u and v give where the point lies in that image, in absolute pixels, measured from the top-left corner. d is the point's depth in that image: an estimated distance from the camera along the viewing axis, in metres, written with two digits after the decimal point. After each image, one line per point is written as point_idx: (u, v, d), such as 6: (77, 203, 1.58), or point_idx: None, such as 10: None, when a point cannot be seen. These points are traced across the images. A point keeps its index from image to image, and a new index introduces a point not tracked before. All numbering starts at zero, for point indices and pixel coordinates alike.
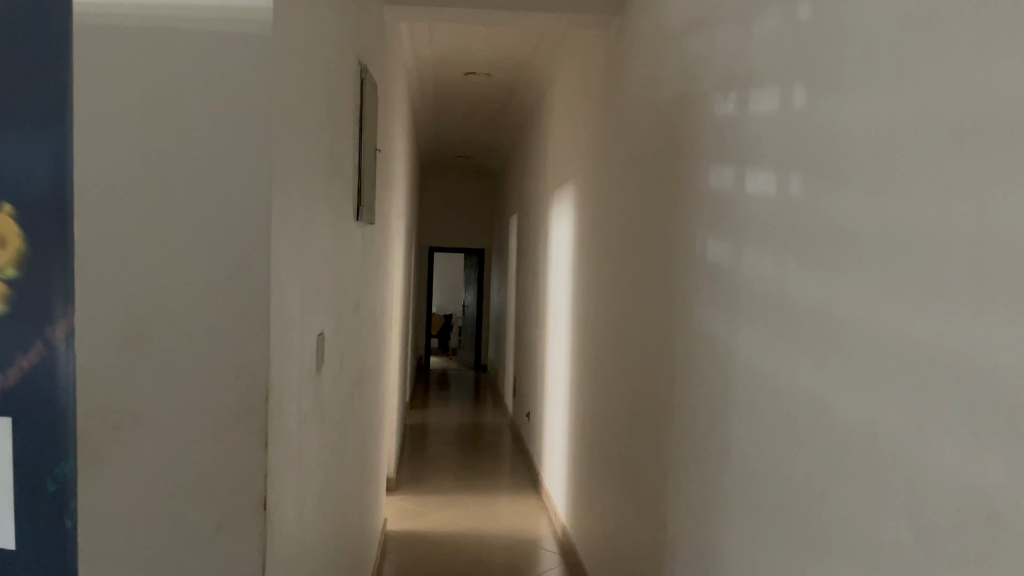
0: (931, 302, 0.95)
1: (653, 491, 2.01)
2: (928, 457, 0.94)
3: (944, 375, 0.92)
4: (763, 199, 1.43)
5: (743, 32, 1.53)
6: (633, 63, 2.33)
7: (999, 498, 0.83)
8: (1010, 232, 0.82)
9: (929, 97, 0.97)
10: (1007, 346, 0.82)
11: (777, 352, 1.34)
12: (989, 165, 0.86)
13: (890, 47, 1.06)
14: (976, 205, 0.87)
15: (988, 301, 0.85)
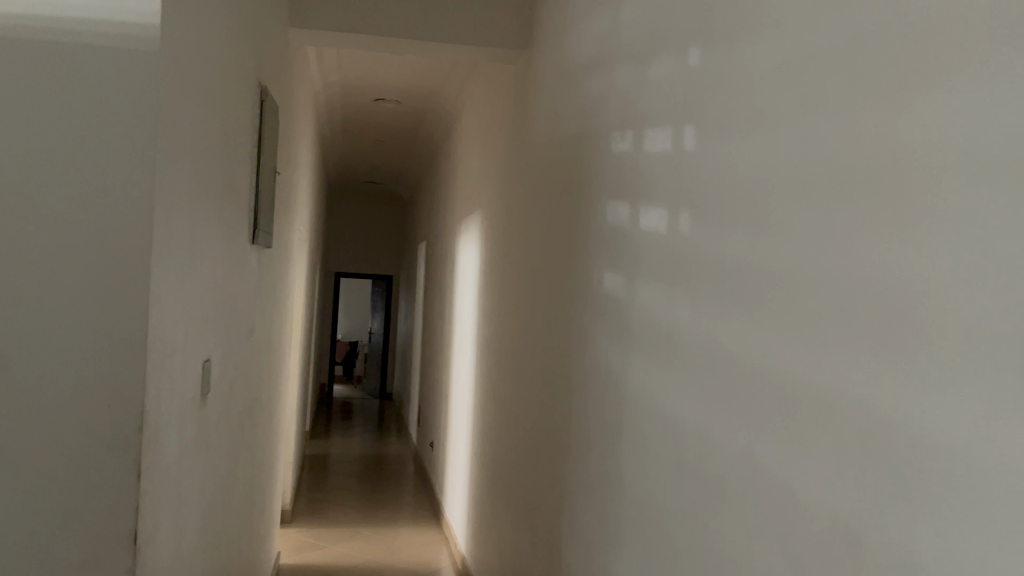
0: (803, 335, 1.00)
1: (548, 521, 2.02)
2: (800, 486, 0.99)
3: (815, 406, 0.97)
4: (655, 236, 1.47)
5: (639, 75, 1.59)
6: (537, 98, 2.38)
7: (862, 524, 0.87)
8: (873, 272, 0.88)
9: (805, 144, 1.03)
10: (873, 380, 0.87)
11: (666, 383, 1.38)
12: (857, 207, 0.91)
13: (771, 93, 1.12)
14: (843, 247, 0.93)
15: (852, 337, 0.91)
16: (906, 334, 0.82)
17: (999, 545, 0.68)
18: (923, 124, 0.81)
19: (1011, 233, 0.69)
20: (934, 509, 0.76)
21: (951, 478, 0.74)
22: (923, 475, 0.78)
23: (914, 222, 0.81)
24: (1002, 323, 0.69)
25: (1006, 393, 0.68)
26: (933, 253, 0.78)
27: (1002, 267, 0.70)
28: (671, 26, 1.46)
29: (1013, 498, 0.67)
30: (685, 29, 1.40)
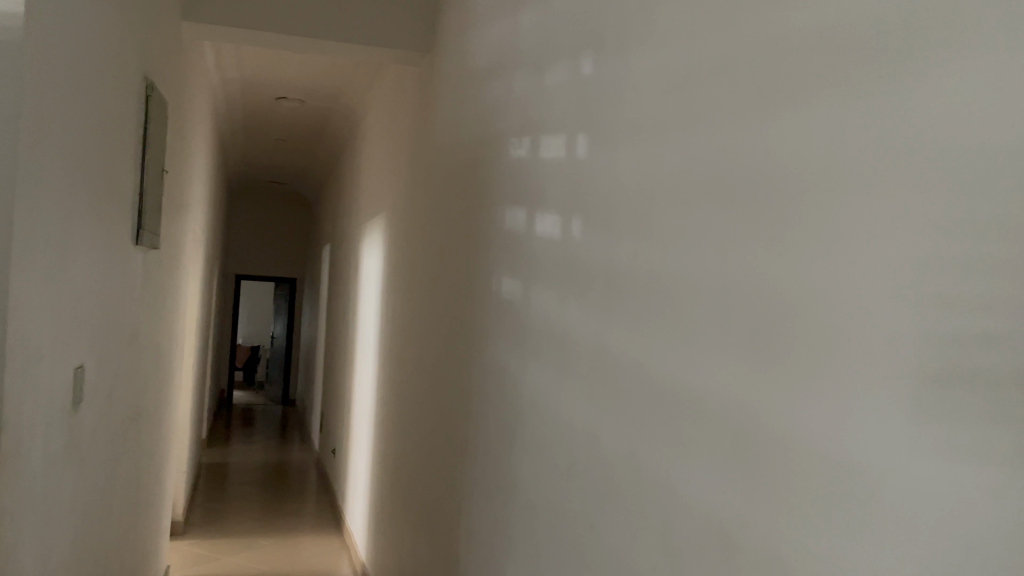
0: (686, 341, 1.03)
1: (447, 525, 2.01)
2: (679, 485, 1.01)
3: (696, 410, 1.00)
4: (549, 241, 1.49)
5: (536, 82, 1.61)
6: (440, 102, 2.37)
7: (733, 521, 0.90)
8: (746, 279, 0.92)
9: (688, 154, 1.06)
10: (745, 382, 0.90)
11: (558, 386, 1.40)
12: (736, 217, 0.95)
13: (657, 104, 1.15)
14: (720, 255, 0.97)
15: (726, 341, 0.95)
16: (777, 340, 0.85)
17: (860, 541, 0.71)
18: (792, 138, 0.85)
19: (867, 243, 0.73)
20: (798, 506, 0.80)
21: (817, 479, 0.78)
22: (790, 474, 0.82)
23: (786, 231, 0.85)
24: (861, 330, 0.73)
25: (866, 395, 0.72)
26: (802, 262, 0.82)
27: (861, 276, 0.73)
28: (566, 34, 1.48)
29: (870, 496, 0.71)
30: (579, 38, 1.42)
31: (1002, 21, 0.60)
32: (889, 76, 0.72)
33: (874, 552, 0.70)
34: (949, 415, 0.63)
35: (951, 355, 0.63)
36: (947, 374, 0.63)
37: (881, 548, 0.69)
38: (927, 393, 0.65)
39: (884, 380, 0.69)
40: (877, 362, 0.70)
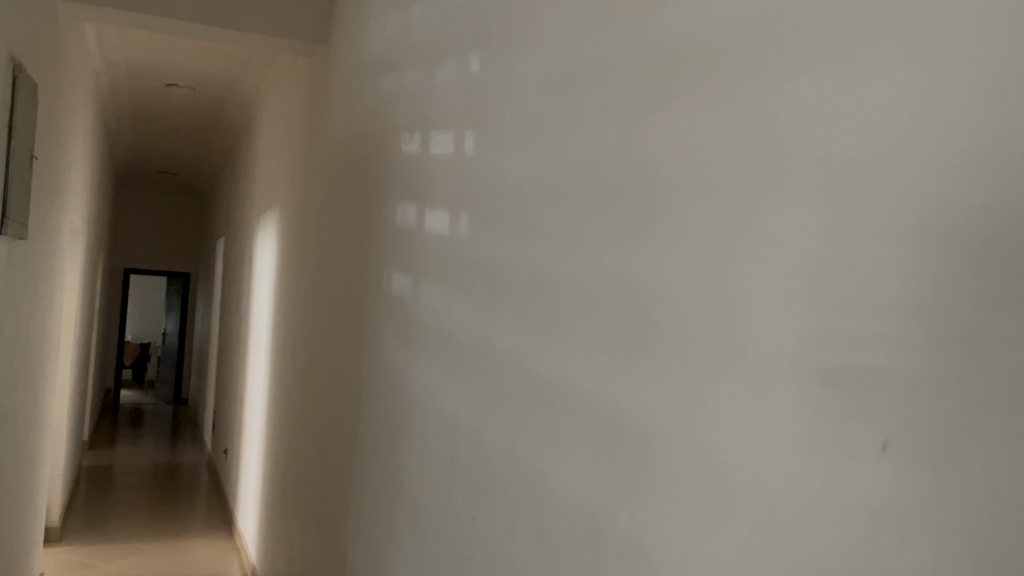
0: (563, 337, 1.05)
1: (336, 523, 1.99)
2: (553, 479, 1.04)
3: (571, 405, 1.02)
4: (437, 237, 1.50)
5: (427, 78, 1.60)
6: (334, 95, 2.34)
7: (601, 512, 0.93)
8: (617, 276, 0.95)
9: (566, 154, 1.09)
10: (613, 378, 0.93)
11: (444, 382, 1.40)
12: (612, 217, 0.97)
13: (539, 104, 1.17)
14: (594, 253, 1.00)
15: (598, 336, 0.98)
16: (645, 336, 0.88)
17: (712, 529, 0.75)
18: (660, 143, 0.89)
19: (721, 245, 0.77)
20: (659, 496, 0.83)
21: (676, 469, 0.81)
22: (651, 465, 0.85)
23: (657, 232, 0.88)
24: (719, 327, 0.76)
25: (723, 389, 0.75)
26: (671, 261, 0.85)
27: (718, 277, 0.77)
28: (455, 31, 1.48)
29: (722, 485, 0.74)
30: (468, 35, 1.43)
31: (844, 35, 0.65)
32: (743, 87, 0.76)
33: (725, 539, 0.73)
34: (793, 407, 0.67)
35: (793, 349, 0.67)
36: (791, 368, 0.67)
37: (732, 535, 0.72)
38: (774, 386, 0.69)
39: (736, 375, 0.73)
40: (733, 356, 0.74)
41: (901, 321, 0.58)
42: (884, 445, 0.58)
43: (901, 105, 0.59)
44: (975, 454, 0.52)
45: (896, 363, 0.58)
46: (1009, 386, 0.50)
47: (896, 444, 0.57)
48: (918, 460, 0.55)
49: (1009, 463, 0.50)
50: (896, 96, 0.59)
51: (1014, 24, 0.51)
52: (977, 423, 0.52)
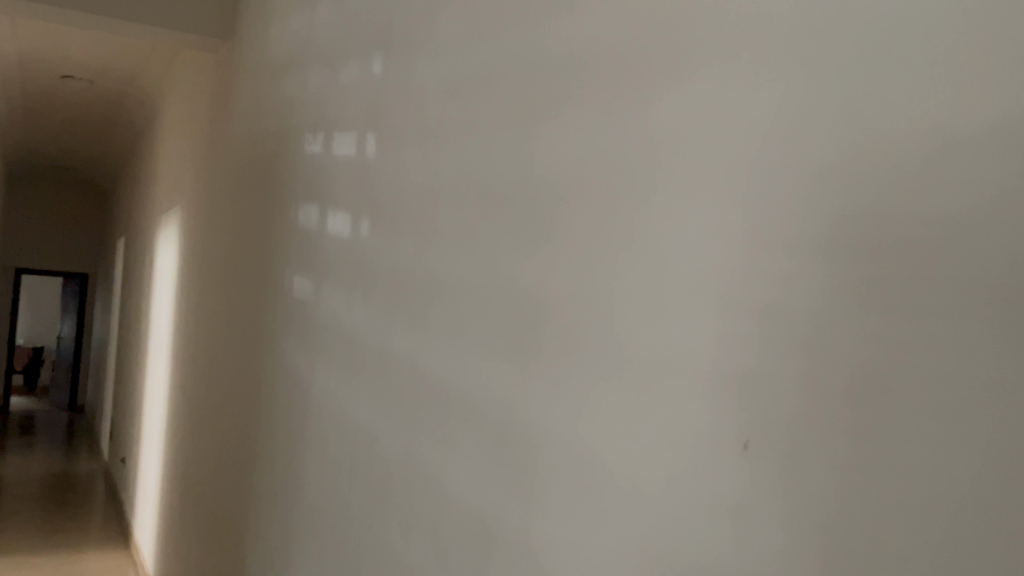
0: (459, 340, 1.06)
1: (234, 531, 1.94)
2: (447, 482, 1.04)
3: (464, 408, 1.02)
4: (338, 240, 1.48)
5: (330, 79, 1.59)
6: (238, 92, 2.28)
7: (491, 514, 0.94)
8: (509, 282, 0.96)
9: (463, 159, 1.10)
10: (504, 381, 0.95)
11: (343, 387, 1.39)
12: (507, 222, 0.99)
13: (438, 109, 1.18)
14: (489, 258, 1.01)
15: (490, 340, 0.99)
16: (535, 341, 0.90)
17: (592, 527, 0.77)
18: (551, 151, 0.91)
19: (606, 251, 0.79)
20: (544, 497, 0.84)
21: (560, 470, 0.82)
22: (537, 466, 0.86)
23: (548, 238, 0.90)
24: (602, 332, 0.78)
25: (604, 390, 0.78)
26: (560, 267, 0.87)
27: (602, 283, 0.79)
28: (359, 32, 1.47)
29: (601, 485, 0.76)
30: (371, 37, 1.42)
31: (716, 51, 0.67)
32: (627, 100, 0.79)
33: (604, 538, 0.75)
34: (666, 408, 0.69)
35: (669, 353, 0.70)
36: (664, 371, 0.70)
37: (610, 532, 0.74)
38: (650, 388, 0.71)
39: (616, 378, 0.76)
40: (616, 359, 0.76)
41: (761, 327, 0.61)
42: (746, 444, 0.61)
43: (765, 121, 0.62)
44: (824, 452, 0.55)
45: (758, 366, 0.61)
46: (852, 387, 0.53)
47: (757, 444, 0.60)
48: (774, 457, 0.59)
49: (852, 461, 0.53)
50: (759, 115, 0.62)
51: (861, 47, 0.55)
52: (826, 422, 0.55)
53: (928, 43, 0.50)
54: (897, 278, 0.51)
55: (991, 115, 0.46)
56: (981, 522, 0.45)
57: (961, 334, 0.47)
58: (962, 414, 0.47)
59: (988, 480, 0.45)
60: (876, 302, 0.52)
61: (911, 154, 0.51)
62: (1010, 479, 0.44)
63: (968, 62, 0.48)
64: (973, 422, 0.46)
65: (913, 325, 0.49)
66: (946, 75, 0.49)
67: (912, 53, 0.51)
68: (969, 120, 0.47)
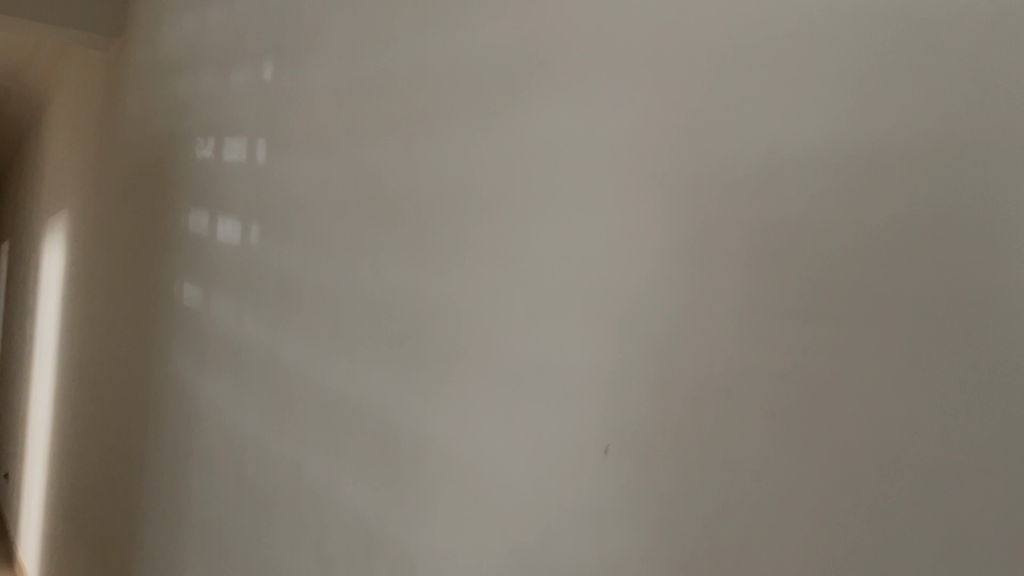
0: (341, 347, 1.05)
1: (121, 550, 1.86)
2: (330, 493, 1.02)
3: (344, 414, 1.02)
4: (228, 248, 1.45)
5: (221, 83, 1.55)
6: (128, 93, 2.20)
7: (371, 525, 0.93)
8: (391, 290, 0.96)
9: (350, 168, 1.09)
10: (384, 389, 0.94)
11: (232, 397, 1.35)
12: (388, 230, 0.99)
13: (328, 116, 1.17)
14: (372, 265, 1.01)
15: (372, 348, 0.98)
16: (412, 348, 0.90)
17: (462, 533, 0.78)
18: (432, 160, 0.91)
19: (484, 261, 0.81)
20: (420, 507, 0.84)
21: (435, 478, 0.82)
22: (413, 475, 0.86)
23: (425, 246, 0.91)
24: (479, 340, 0.80)
25: (478, 398, 0.78)
26: (438, 276, 0.88)
27: (479, 292, 0.81)
28: (250, 37, 1.45)
29: (475, 493, 0.77)
30: (262, 42, 1.40)
31: (586, 67, 0.70)
32: (506, 112, 0.80)
33: (478, 546, 0.75)
34: (533, 415, 0.71)
35: (541, 361, 0.71)
36: (533, 378, 0.72)
37: (483, 539, 0.75)
38: (524, 395, 0.73)
39: (491, 386, 0.77)
40: (488, 367, 0.78)
41: (625, 336, 0.63)
42: (606, 448, 0.64)
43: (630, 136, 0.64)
44: (679, 455, 0.58)
45: (619, 371, 0.63)
46: (700, 392, 0.56)
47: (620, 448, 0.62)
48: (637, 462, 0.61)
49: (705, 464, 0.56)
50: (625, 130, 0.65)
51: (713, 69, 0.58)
52: (678, 426, 0.58)
53: (769, 68, 0.54)
54: (742, 290, 0.54)
55: (824, 139, 0.50)
56: (809, 518, 0.50)
57: (796, 341, 0.51)
58: (796, 419, 0.50)
59: (815, 479, 0.49)
60: (724, 312, 0.55)
61: (754, 173, 0.54)
62: (842, 478, 0.48)
63: (807, 89, 0.51)
64: (803, 425, 0.50)
65: (756, 334, 0.53)
66: (785, 101, 0.53)
67: (758, 78, 0.54)
68: (805, 142, 0.51)
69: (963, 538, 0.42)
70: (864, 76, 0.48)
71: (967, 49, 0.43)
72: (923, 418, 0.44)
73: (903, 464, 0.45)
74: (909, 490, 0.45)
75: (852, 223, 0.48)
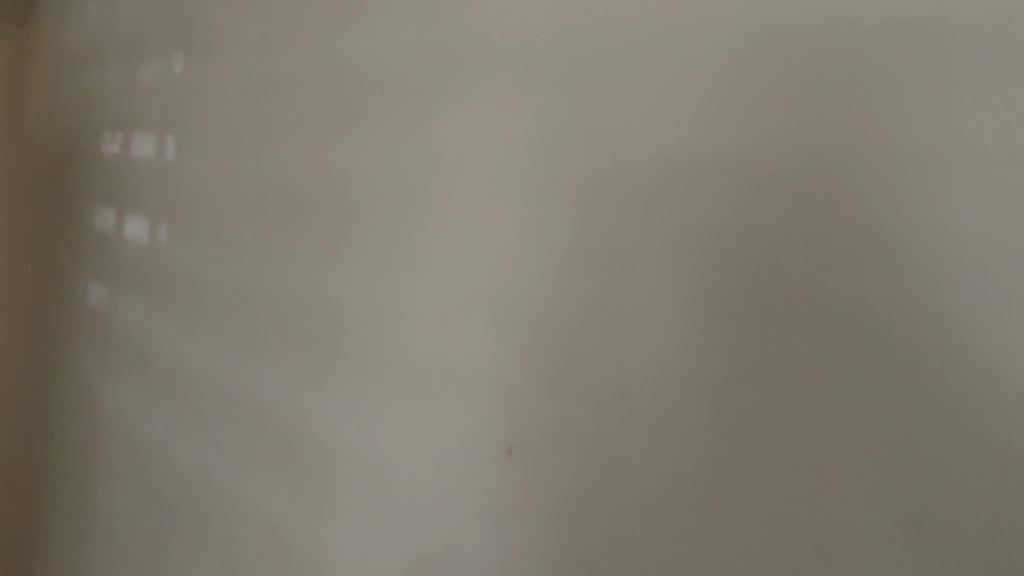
0: (234, 348, 1.02)
1: (22, 563, 1.77)
2: (228, 501, 0.98)
3: (236, 420, 0.98)
4: (136, 247, 1.40)
5: (129, 76, 1.50)
6: (32, 84, 2.10)
7: (269, 535, 0.89)
8: (289, 289, 0.93)
9: (250, 164, 1.05)
10: (282, 392, 0.91)
11: (138, 401, 1.31)
12: (286, 230, 0.96)
13: (227, 110, 1.12)
14: (271, 264, 0.97)
15: (270, 351, 0.94)
16: (311, 350, 0.87)
17: (360, 536, 0.77)
18: (334, 156, 0.89)
19: (386, 260, 0.79)
20: (322, 513, 0.82)
21: (336, 483, 0.80)
22: (314, 481, 0.84)
23: (319, 244, 0.89)
24: (381, 340, 0.78)
25: (381, 399, 0.77)
26: (337, 276, 0.85)
27: (382, 293, 0.79)
28: (162, 29, 1.40)
29: (379, 496, 0.75)
30: (173, 35, 1.35)
31: (496, 75, 0.71)
32: (412, 108, 0.79)
33: (384, 549, 0.74)
34: (431, 416, 0.72)
35: (447, 361, 0.71)
36: (431, 379, 0.72)
37: (389, 542, 0.74)
38: (429, 396, 0.72)
39: (394, 387, 0.76)
40: (389, 367, 0.77)
41: (538, 335, 0.64)
42: (509, 449, 0.65)
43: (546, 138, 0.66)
44: (597, 449, 0.60)
45: (523, 375, 0.65)
46: (609, 393, 0.60)
47: (535, 445, 0.64)
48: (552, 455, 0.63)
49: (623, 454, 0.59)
50: (540, 134, 0.67)
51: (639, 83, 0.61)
52: (587, 430, 0.61)
53: (694, 99, 0.58)
54: (656, 305, 0.58)
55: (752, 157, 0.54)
56: (704, 520, 0.54)
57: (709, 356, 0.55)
58: (704, 428, 0.55)
59: (717, 484, 0.54)
60: (638, 324, 0.59)
61: (674, 184, 0.58)
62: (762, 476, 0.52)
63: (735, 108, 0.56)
64: (712, 434, 0.54)
65: (670, 347, 0.57)
66: (707, 132, 0.57)
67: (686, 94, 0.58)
68: (733, 157, 0.55)
69: (841, 530, 0.49)
70: (780, 111, 0.53)
71: (877, 103, 0.49)
72: (818, 434, 0.50)
73: (794, 474, 0.51)
74: (798, 498, 0.50)
75: (766, 256, 0.53)
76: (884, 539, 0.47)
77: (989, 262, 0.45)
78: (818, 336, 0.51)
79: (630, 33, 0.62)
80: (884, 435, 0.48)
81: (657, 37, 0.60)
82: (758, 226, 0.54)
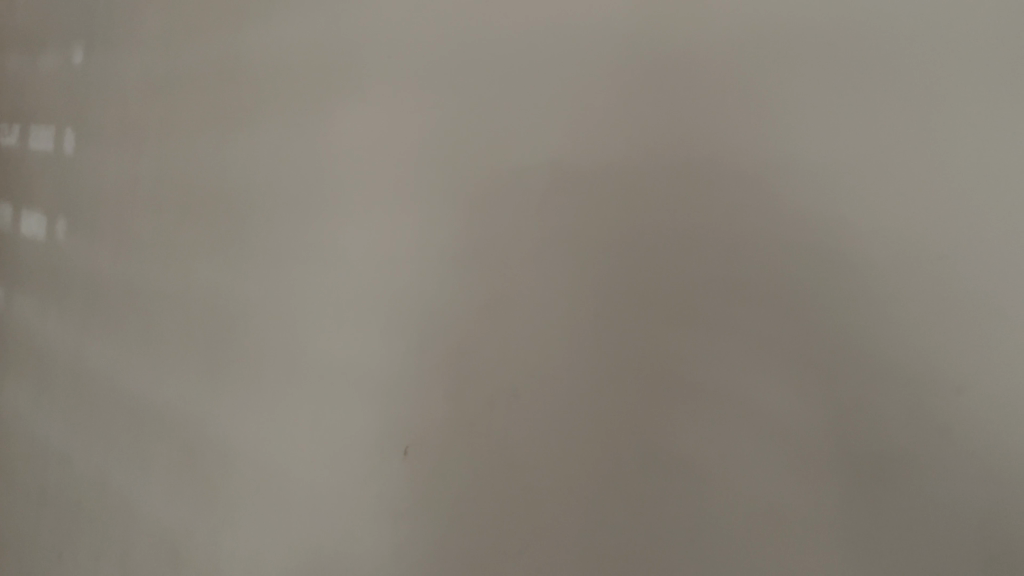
0: (132, 349, 0.98)
1: None
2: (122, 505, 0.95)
3: (139, 424, 0.96)
4: (28, 242, 1.33)
5: (24, 64, 1.42)
6: None
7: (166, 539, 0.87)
8: (189, 289, 0.90)
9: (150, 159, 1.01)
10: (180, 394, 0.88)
11: (31, 404, 1.25)
12: (185, 228, 0.93)
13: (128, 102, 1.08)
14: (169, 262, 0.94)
15: (167, 352, 0.92)
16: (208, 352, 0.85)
17: (254, 540, 0.76)
18: (232, 153, 0.86)
19: (284, 261, 0.77)
20: (219, 518, 0.80)
21: (235, 487, 0.79)
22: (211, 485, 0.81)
23: (218, 243, 0.86)
24: (279, 342, 0.76)
25: (278, 402, 0.75)
26: (235, 276, 0.83)
27: (280, 294, 0.77)
28: (61, 16, 1.34)
29: (277, 500, 0.74)
30: (73, 23, 1.30)
31: (396, 76, 0.70)
32: (312, 107, 0.77)
33: (280, 553, 0.73)
34: (328, 417, 0.71)
35: (347, 363, 0.70)
36: (328, 380, 0.71)
37: (285, 546, 0.73)
38: (327, 398, 0.71)
39: (291, 390, 0.74)
40: (286, 370, 0.75)
41: (436, 336, 0.65)
42: (406, 449, 0.65)
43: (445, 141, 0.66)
44: (492, 449, 0.61)
45: (421, 377, 0.65)
46: (504, 394, 0.61)
47: (432, 446, 0.64)
48: (449, 456, 0.63)
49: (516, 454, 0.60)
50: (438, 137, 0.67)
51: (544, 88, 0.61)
52: (483, 432, 0.61)
53: (592, 111, 0.59)
54: (561, 317, 0.59)
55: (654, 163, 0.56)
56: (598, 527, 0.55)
57: (613, 368, 0.56)
58: (604, 439, 0.56)
59: (604, 484, 0.55)
60: (543, 330, 0.59)
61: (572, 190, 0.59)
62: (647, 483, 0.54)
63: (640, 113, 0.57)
64: (602, 435, 0.56)
65: (562, 349, 0.58)
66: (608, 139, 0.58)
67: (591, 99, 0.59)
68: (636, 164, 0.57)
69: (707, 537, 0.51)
70: (683, 118, 0.55)
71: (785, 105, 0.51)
72: (720, 445, 0.51)
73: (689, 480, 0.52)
74: (678, 498, 0.52)
75: (662, 262, 0.55)
76: (750, 538, 0.49)
77: (897, 298, 0.47)
78: (723, 350, 0.52)
79: (532, 38, 0.62)
80: (766, 439, 0.50)
81: (558, 48, 0.61)
82: (658, 237, 0.55)
